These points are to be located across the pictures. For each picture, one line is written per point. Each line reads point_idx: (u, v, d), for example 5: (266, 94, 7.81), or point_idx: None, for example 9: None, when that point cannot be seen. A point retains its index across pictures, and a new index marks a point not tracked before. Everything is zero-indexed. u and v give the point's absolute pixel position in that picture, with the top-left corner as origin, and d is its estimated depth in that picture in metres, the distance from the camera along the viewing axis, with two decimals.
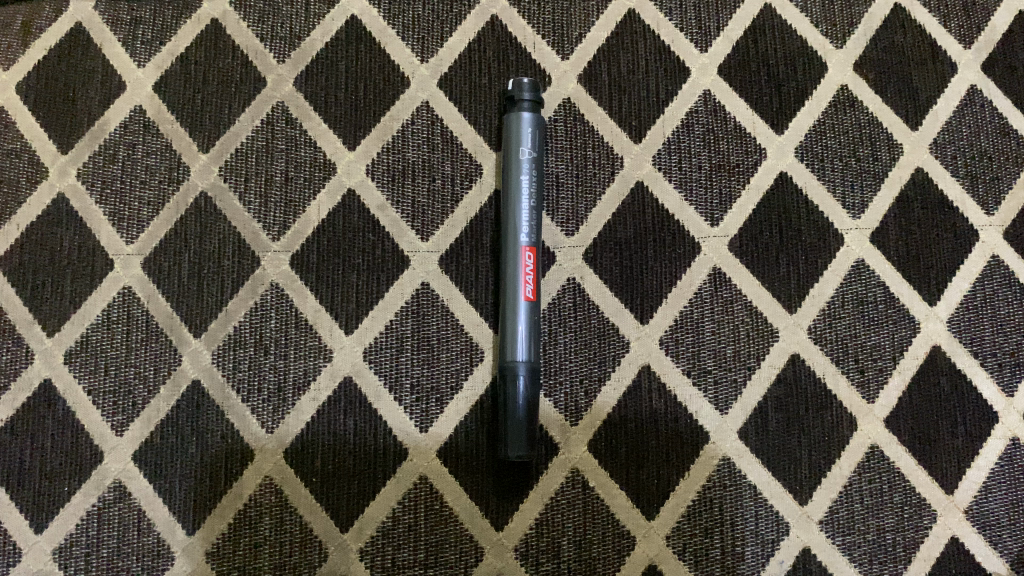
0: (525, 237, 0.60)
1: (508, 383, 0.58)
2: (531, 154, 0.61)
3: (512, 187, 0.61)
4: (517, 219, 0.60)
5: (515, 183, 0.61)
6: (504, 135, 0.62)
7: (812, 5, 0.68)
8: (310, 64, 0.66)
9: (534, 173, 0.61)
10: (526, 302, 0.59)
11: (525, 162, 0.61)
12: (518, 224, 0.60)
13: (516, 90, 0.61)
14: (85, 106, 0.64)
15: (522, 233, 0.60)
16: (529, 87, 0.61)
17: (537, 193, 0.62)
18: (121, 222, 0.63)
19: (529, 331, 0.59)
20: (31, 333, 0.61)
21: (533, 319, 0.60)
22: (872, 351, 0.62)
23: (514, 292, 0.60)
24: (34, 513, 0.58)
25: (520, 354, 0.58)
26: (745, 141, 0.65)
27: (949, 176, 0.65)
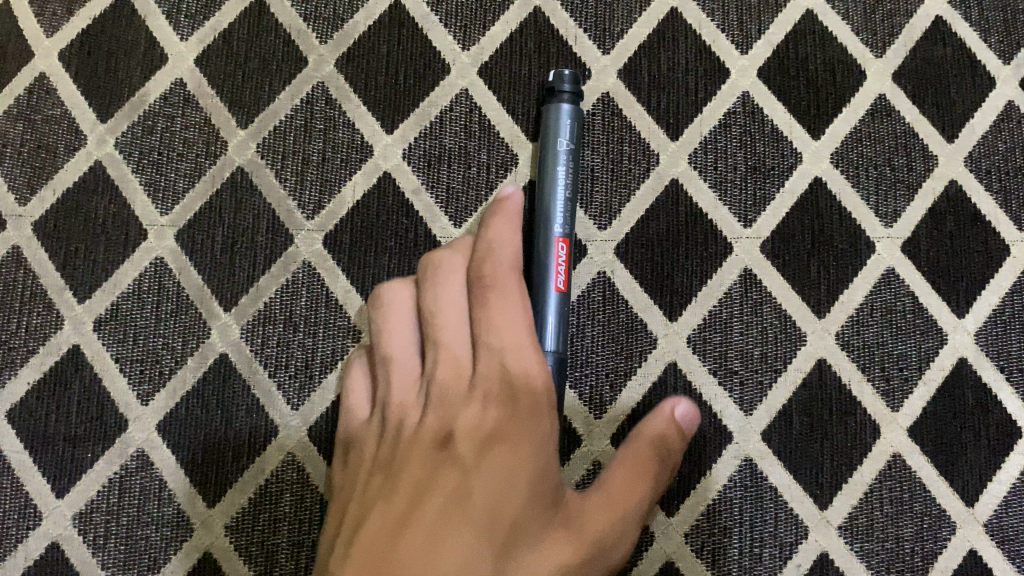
0: (559, 229, 0.60)
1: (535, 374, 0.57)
2: (568, 145, 0.61)
3: (547, 178, 0.61)
4: (551, 210, 0.60)
5: (552, 173, 0.61)
6: (542, 126, 0.62)
7: (854, 14, 0.68)
8: (352, 45, 0.66)
9: (570, 164, 0.61)
10: (556, 293, 0.59)
11: (562, 153, 0.61)
12: (552, 214, 0.60)
13: (557, 83, 0.61)
14: (127, 77, 0.65)
15: (556, 224, 0.60)
16: (570, 82, 0.61)
17: (572, 185, 0.62)
18: (156, 193, 0.63)
19: (558, 322, 0.59)
20: (62, 298, 0.61)
21: (563, 311, 0.59)
22: (899, 360, 0.62)
23: (544, 283, 0.59)
24: (57, 477, 0.59)
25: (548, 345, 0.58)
26: (781, 144, 0.65)
27: (982, 190, 0.65)
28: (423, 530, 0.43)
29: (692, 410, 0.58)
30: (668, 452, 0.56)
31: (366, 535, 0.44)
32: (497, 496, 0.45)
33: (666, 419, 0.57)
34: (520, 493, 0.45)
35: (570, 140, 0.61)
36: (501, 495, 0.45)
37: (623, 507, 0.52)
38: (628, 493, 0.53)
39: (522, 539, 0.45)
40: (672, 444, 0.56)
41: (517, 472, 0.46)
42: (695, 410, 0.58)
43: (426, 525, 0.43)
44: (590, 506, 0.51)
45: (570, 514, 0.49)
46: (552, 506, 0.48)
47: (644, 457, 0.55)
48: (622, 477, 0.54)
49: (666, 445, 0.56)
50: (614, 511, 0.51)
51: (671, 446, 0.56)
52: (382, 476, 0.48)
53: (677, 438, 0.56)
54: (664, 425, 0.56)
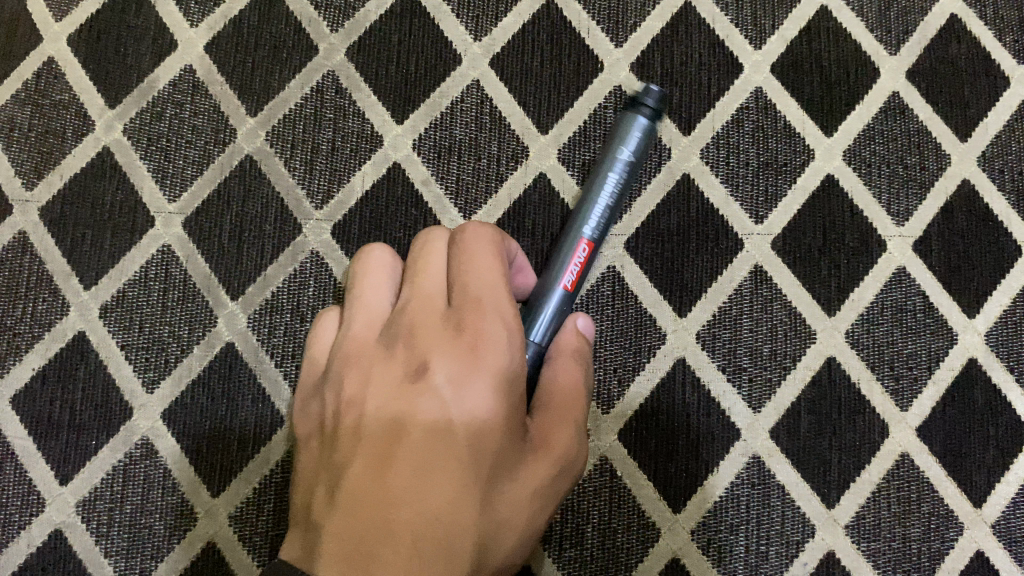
0: (589, 232, 0.58)
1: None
2: (630, 159, 0.59)
3: (597, 179, 0.60)
4: (590, 211, 0.59)
5: (603, 177, 0.60)
6: (615, 131, 0.61)
7: (869, 10, 0.67)
8: (363, 34, 0.65)
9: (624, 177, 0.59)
10: (562, 288, 0.56)
11: (619, 159, 0.59)
12: (588, 216, 0.58)
13: (643, 94, 0.60)
14: (137, 63, 0.65)
15: (588, 226, 0.58)
16: (658, 99, 0.60)
17: (618, 199, 0.60)
18: (164, 179, 0.63)
19: (555, 318, 0.54)
20: (68, 284, 0.61)
21: (562, 311, 0.55)
22: (908, 359, 0.62)
23: (554, 275, 0.56)
24: (61, 464, 0.58)
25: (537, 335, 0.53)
26: (794, 140, 0.65)
27: (995, 190, 0.65)
28: (405, 458, 0.36)
29: (591, 324, 0.56)
30: (585, 362, 0.52)
31: (348, 476, 0.37)
32: (482, 427, 0.38)
33: (573, 335, 0.54)
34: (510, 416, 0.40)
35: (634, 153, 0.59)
36: (487, 426, 0.38)
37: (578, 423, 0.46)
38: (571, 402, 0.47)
39: (510, 462, 0.40)
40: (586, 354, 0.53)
41: (503, 398, 0.39)
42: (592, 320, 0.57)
43: (411, 455, 0.36)
44: (551, 417, 0.45)
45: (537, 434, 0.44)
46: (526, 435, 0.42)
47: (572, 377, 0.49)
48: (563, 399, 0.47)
49: (581, 356, 0.52)
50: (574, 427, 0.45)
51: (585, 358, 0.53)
52: (350, 416, 0.40)
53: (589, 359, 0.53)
54: (571, 339, 0.53)
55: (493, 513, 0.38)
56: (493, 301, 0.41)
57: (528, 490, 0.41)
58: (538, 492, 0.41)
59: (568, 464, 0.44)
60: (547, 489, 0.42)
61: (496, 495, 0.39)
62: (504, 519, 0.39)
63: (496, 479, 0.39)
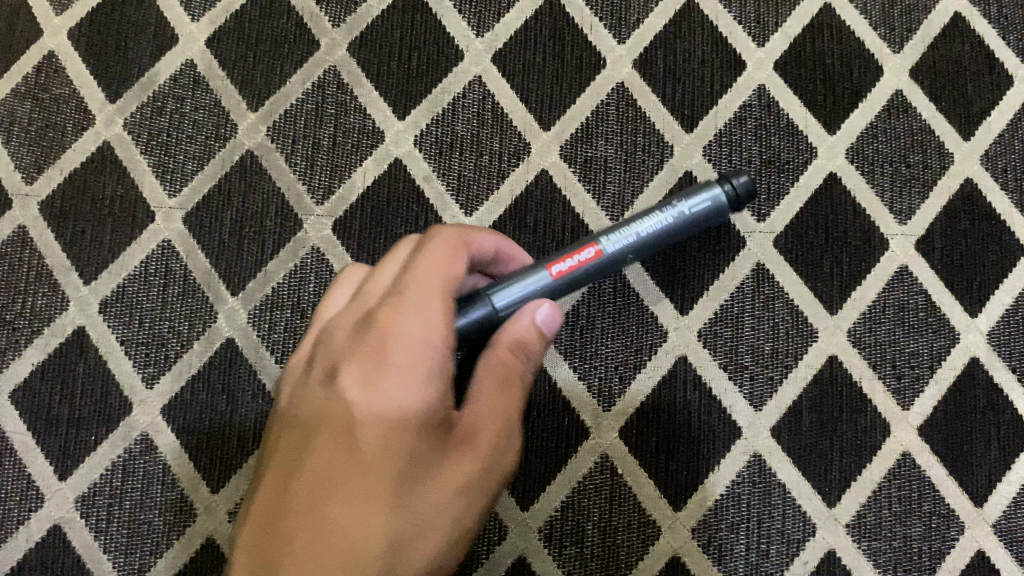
0: (609, 248, 0.52)
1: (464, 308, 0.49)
2: (682, 218, 0.54)
3: (641, 211, 0.54)
4: (622, 229, 0.53)
5: (649, 214, 0.54)
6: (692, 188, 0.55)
7: (872, 8, 0.67)
8: (365, 29, 0.65)
9: (668, 228, 0.53)
10: (544, 269, 0.51)
11: (673, 208, 0.54)
12: (617, 233, 0.53)
13: (733, 179, 0.54)
14: (137, 57, 0.64)
15: (612, 242, 0.52)
16: (744, 192, 0.54)
17: (651, 242, 0.53)
18: (165, 174, 0.62)
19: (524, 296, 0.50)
20: (67, 279, 0.61)
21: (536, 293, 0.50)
22: (910, 358, 0.62)
23: (549, 259, 0.51)
24: (60, 459, 0.58)
25: (501, 299, 0.49)
26: (796, 138, 0.65)
27: (999, 189, 0.64)
28: (312, 475, 0.39)
29: (551, 312, 0.46)
30: (525, 355, 0.44)
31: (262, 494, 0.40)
32: (392, 436, 0.39)
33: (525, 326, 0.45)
34: (424, 425, 0.40)
35: (690, 216, 0.54)
36: (405, 430, 0.39)
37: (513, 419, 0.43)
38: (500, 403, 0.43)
39: (424, 468, 0.40)
40: (532, 349, 0.45)
41: (414, 408, 0.40)
42: (558, 312, 0.46)
43: (314, 468, 0.39)
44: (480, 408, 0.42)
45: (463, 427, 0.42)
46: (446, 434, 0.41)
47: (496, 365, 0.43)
48: (493, 388, 0.43)
49: (521, 349, 0.44)
50: (506, 425, 0.43)
51: (531, 355, 0.45)
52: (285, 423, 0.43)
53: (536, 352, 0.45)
54: (519, 323, 0.45)
55: (403, 514, 0.39)
56: (422, 315, 0.41)
57: (446, 495, 0.40)
58: (460, 498, 0.41)
59: (500, 465, 0.43)
60: (474, 490, 0.41)
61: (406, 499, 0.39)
62: (418, 525, 0.39)
63: (408, 487, 0.39)
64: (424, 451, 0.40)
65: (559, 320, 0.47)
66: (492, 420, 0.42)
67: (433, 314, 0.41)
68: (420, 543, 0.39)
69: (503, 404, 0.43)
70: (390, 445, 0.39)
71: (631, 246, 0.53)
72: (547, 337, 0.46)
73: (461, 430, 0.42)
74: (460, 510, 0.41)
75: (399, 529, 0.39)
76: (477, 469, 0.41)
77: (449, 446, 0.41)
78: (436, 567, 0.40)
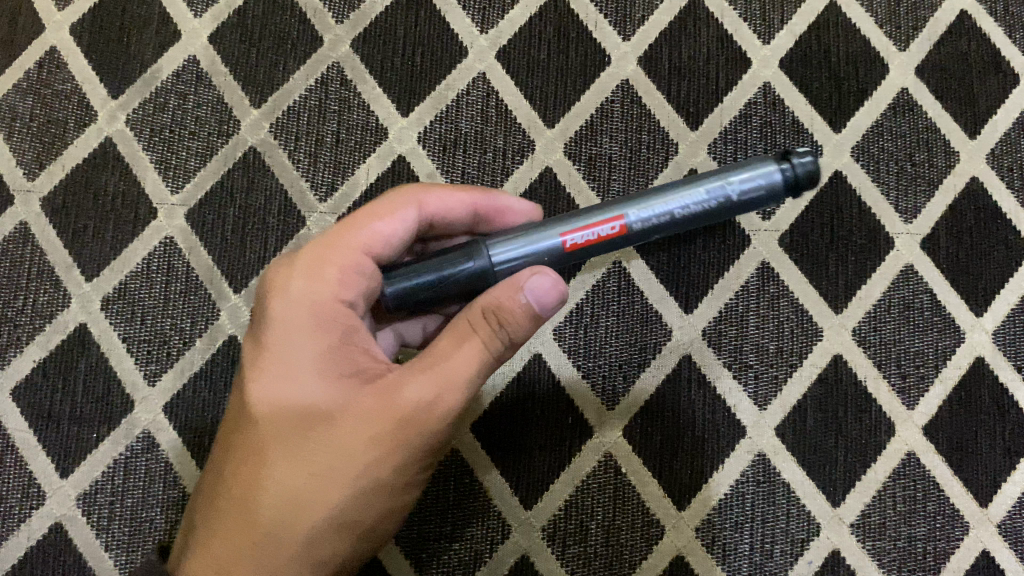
0: (634, 220, 0.44)
1: (454, 256, 0.42)
2: (728, 200, 0.44)
3: (683, 183, 0.45)
4: (653, 200, 0.44)
5: (690, 188, 0.44)
6: (753, 159, 0.44)
7: (878, 6, 0.67)
8: (369, 26, 0.65)
9: (711, 210, 0.44)
10: (558, 240, 0.44)
11: (720, 185, 0.44)
12: (650, 203, 0.44)
13: (798, 154, 0.43)
14: (140, 53, 0.64)
15: (640, 213, 0.44)
16: (808, 172, 0.43)
17: (684, 223, 0.45)
18: (167, 171, 0.62)
19: (528, 254, 0.44)
20: (69, 276, 0.61)
21: (541, 254, 0.44)
22: (915, 357, 0.61)
23: (568, 226, 0.44)
24: (62, 457, 0.58)
25: (500, 258, 0.43)
26: (802, 136, 0.64)
27: (1005, 188, 0.64)
28: (222, 440, 0.41)
29: (542, 289, 0.40)
30: (500, 323, 0.40)
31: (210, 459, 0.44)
32: (275, 409, 0.40)
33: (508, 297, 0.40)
34: (310, 399, 0.40)
35: (740, 198, 0.44)
36: (292, 407, 0.40)
37: (449, 382, 0.39)
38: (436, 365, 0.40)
39: (316, 438, 0.39)
40: (510, 317, 0.40)
41: (300, 381, 0.40)
42: (558, 292, 0.41)
43: (225, 433, 0.41)
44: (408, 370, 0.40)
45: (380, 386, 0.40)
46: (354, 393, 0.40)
47: (467, 331, 0.40)
48: (443, 348, 0.40)
49: (493, 314, 0.40)
50: (438, 389, 0.39)
51: (508, 327, 0.40)
52: None
53: (505, 318, 0.40)
54: (500, 291, 0.40)
55: (288, 478, 0.39)
56: (323, 285, 0.41)
57: (345, 462, 0.39)
58: (365, 465, 0.39)
59: (420, 432, 0.39)
60: (377, 459, 0.39)
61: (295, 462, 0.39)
62: (308, 496, 0.39)
63: (298, 459, 0.39)
64: (315, 420, 0.39)
65: (558, 299, 0.41)
66: (418, 384, 0.39)
67: (337, 282, 0.41)
68: (312, 512, 0.39)
69: (443, 367, 0.40)
70: (278, 417, 0.40)
71: (660, 224, 0.44)
72: (538, 314, 0.41)
73: (370, 395, 0.39)
74: (364, 480, 0.39)
75: (282, 501, 0.39)
76: (384, 434, 0.39)
77: (348, 412, 0.39)
78: (342, 528, 0.40)
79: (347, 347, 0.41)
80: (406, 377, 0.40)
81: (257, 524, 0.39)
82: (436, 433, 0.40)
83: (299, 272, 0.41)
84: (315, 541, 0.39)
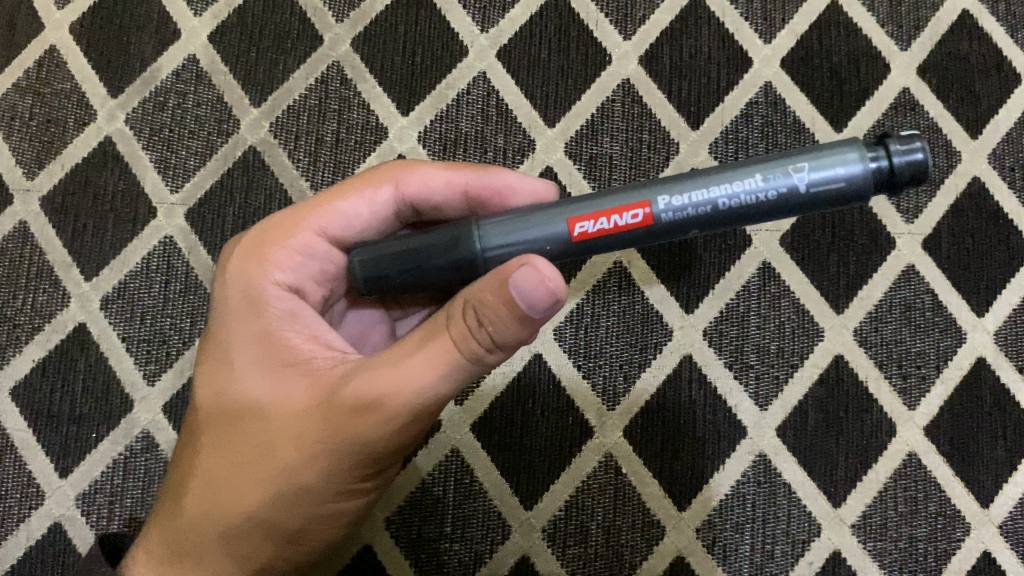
0: (665, 208, 0.35)
1: (431, 237, 0.37)
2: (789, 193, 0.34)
3: (738, 164, 0.35)
4: (693, 184, 0.35)
5: (745, 172, 0.35)
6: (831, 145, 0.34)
7: (880, 5, 0.67)
8: (369, 25, 0.65)
9: (766, 203, 0.34)
10: (564, 226, 0.36)
11: (785, 170, 0.34)
12: (687, 190, 0.35)
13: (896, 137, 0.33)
14: (139, 52, 0.64)
15: (672, 200, 0.35)
16: (911, 166, 0.33)
17: (730, 216, 0.35)
18: (167, 170, 0.62)
19: (525, 241, 0.36)
20: (68, 275, 0.60)
21: (542, 242, 0.36)
22: (917, 358, 0.61)
23: (578, 210, 0.36)
24: (61, 457, 0.58)
25: (489, 243, 0.36)
26: (804, 136, 0.64)
27: (1006, 188, 0.64)
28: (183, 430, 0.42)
29: (533, 282, 0.33)
30: (480, 321, 0.34)
31: None
32: (214, 395, 0.39)
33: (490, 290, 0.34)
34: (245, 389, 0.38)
35: (812, 190, 0.34)
36: (228, 395, 0.39)
37: (389, 387, 0.35)
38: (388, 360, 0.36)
39: (245, 430, 0.38)
40: (492, 314, 0.34)
41: (236, 368, 0.39)
42: (553, 289, 0.33)
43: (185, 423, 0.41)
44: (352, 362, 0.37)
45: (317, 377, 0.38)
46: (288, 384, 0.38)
47: (442, 326, 0.36)
48: (402, 347, 0.36)
49: (472, 310, 0.34)
50: (375, 392, 0.35)
51: (484, 324, 0.34)
52: None
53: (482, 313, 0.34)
54: (487, 288, 0.34)
55: (221, 467, 0.38)
56: (269, 266, 0.40)
57: (271, 461, 0.37)
58: (289, 465, 0.37)
59: (348, 437, 0.36)
60: (301, 461, 0.37)
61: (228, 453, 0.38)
62: (232, 488, 0.38)
63: (228, 451, 0.38)
64: (247, 412, 0.38)
65: (553, 299, 0.33)
66: (355, 384, 0.36)
67: (284, 262, 0.41)
68: (232, 508, 0.38)
69: (388, 367, 0.36)
70: (216, 405, 0.39)
71: (698, 215, 0.35)
72: (525, 313, 0.34)
73: (303, 390, 0.37)
74: (291, 476, 0.37)
75: (206, 492, 0.38)
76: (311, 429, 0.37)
77: (279, 406, 0.37)
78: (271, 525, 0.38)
79: (288, 333, 0.39)
80: (348, 375, 0.37)
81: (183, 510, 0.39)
82: (368, 440, 0.36)
83: (250, 249, 0.41)
84: (233, 539, 0.38)
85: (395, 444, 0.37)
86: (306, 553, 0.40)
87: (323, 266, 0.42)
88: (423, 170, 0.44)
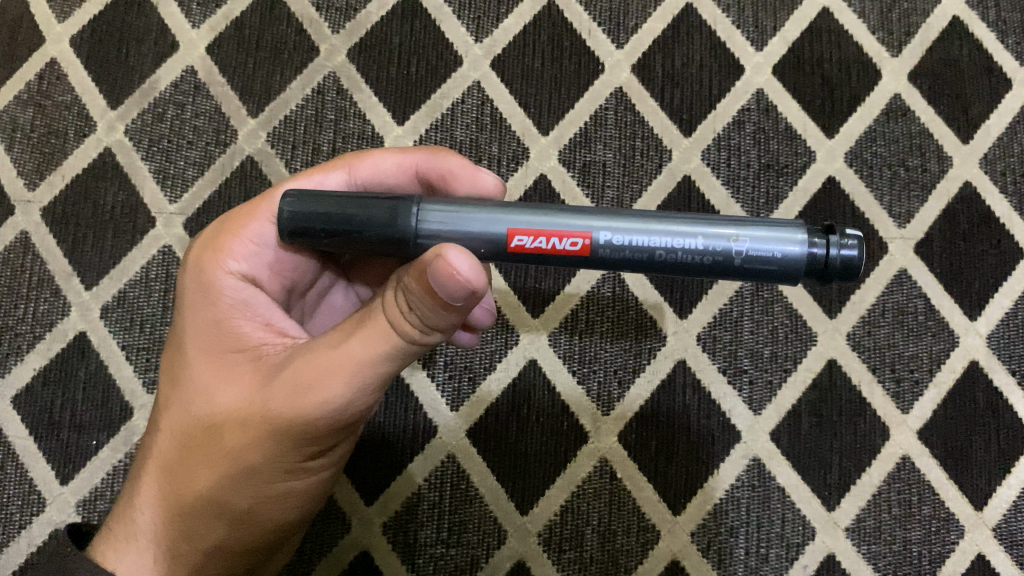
0: (601, 239, 0.35)
1: (369, 204, 0.35)
2: (724, 258, 0.34)
3: (684, 217, 0.35)
4: (637, 225, 0.34)
5: (689, 227, 0.34)
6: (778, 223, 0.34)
7: (870, 13, 0.68)
8: (365, 36, 0.66)
9: (698, 265, 0.34)
10: (504, 234, 0.35)
11: (727, 236, 0.34)
12: (628, 228, 0.35)
13: (837, 232, 0.34)
14: (138, 64, 0.65)
15: (610, 234, 0.34)
16: (843, 260, 0.34)
17: (659, 266, 0.34)
18: (165, 180, 0.63)
19: (457, 238, 0.35)
20: (69, 285, 0.61)
21: (469, 244, 0.35)
22: (909, 361, 0.62)
23: (521, 222, 0.35)
24: (62, 464, 0.58)
25: (425, 224, 0.35)
26: (795, 142, 0.65)
27: (998, 193, 0.65)
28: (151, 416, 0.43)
29: (450, 274, 0.32)
30: (410, 306, 0.34)
31: None
32: (168, 382, 0.40)
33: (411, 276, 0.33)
34: (193, 378, 0.39)
35: (746, 261, 0.34)
36: (182, 385, 0.40)
37: (323, 374, 0.35)
38: (332, 345, 0.36)
39: (193, 415, 0.39)
40: (420, 299, 0.33)
41: (187, 355, 0.40)
42: (467, 281, 0.32)
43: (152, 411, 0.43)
44: (301, 349, 0.37)
45: (262, 366, 0.38)
46: (234, 373, 0.38)
47: (377, 310, 0.36)
48: (341, 334, 0.36)
49: (404, 295, 0.34)
50: (312, 377, 0.36)
51: (417, 308, 0.34)
52: None
53: (411, 296, 0.34)
54: (411, 274, 0.33)
55: (176, 453, 0.39)
56: (223, 256, 0.42)
57: (217, 444, 0.38)
58: (233, 447, 0.38)
59: (286, 422, 0.36)
60: (244, 445, 0.37)
61: (181, 439, 0.39)
62: (186, 473, 0.39)
63: (180, 436, 0.39)
64: (194, 400, 0.39)
65: (470, 291, 0.33)
66: (293, 371, 0.36)
67: (239, 252, 0.42)
68: (184, 488, 0.39)
69: (324, 354, 0.36)
70: (169, 394, 0.40)
71: (632, 257, 0.34)
72: (444, 300, 0.33)
73: (247, 375, 0.38)
74: (237, 460, 0.38)
75: (162, 476, 0.40)
76: (252, 416, 0.37)
77: (225, 394, 0.38)
78: (225, 507, 0.39)
79: (239, 321, 0.40)
80: (288, 361, 0.37)
81: (141, 491, 0.40)
82: (309, 422, 0.36)
83: (208, 242, 0.42)
84: (185, 518, 0.39)
85: (334, 426, 0.37)
86: (258, 533, 0.40)
87: (277, 256, 0.43)
88: (377, 156, 0.45)
